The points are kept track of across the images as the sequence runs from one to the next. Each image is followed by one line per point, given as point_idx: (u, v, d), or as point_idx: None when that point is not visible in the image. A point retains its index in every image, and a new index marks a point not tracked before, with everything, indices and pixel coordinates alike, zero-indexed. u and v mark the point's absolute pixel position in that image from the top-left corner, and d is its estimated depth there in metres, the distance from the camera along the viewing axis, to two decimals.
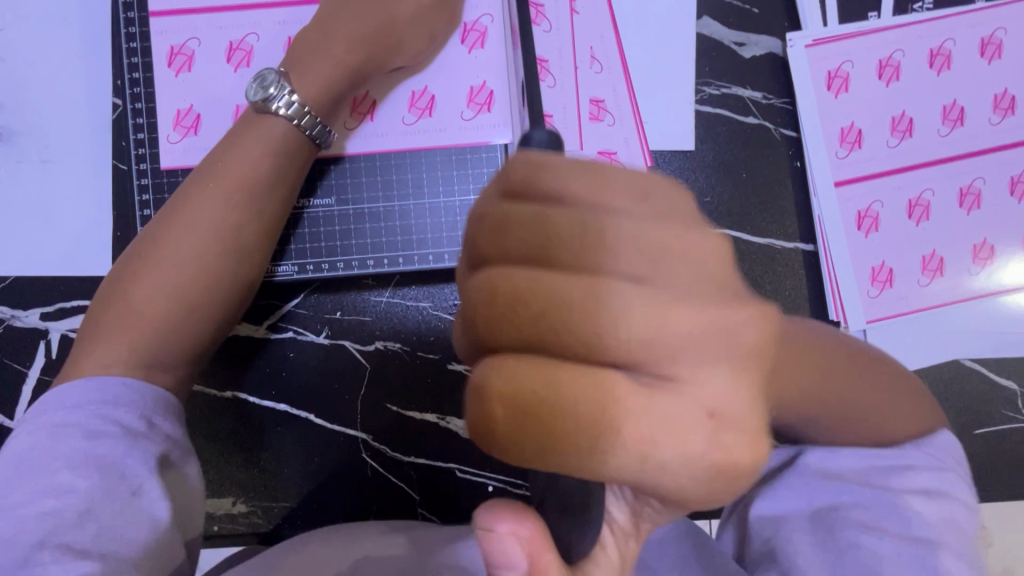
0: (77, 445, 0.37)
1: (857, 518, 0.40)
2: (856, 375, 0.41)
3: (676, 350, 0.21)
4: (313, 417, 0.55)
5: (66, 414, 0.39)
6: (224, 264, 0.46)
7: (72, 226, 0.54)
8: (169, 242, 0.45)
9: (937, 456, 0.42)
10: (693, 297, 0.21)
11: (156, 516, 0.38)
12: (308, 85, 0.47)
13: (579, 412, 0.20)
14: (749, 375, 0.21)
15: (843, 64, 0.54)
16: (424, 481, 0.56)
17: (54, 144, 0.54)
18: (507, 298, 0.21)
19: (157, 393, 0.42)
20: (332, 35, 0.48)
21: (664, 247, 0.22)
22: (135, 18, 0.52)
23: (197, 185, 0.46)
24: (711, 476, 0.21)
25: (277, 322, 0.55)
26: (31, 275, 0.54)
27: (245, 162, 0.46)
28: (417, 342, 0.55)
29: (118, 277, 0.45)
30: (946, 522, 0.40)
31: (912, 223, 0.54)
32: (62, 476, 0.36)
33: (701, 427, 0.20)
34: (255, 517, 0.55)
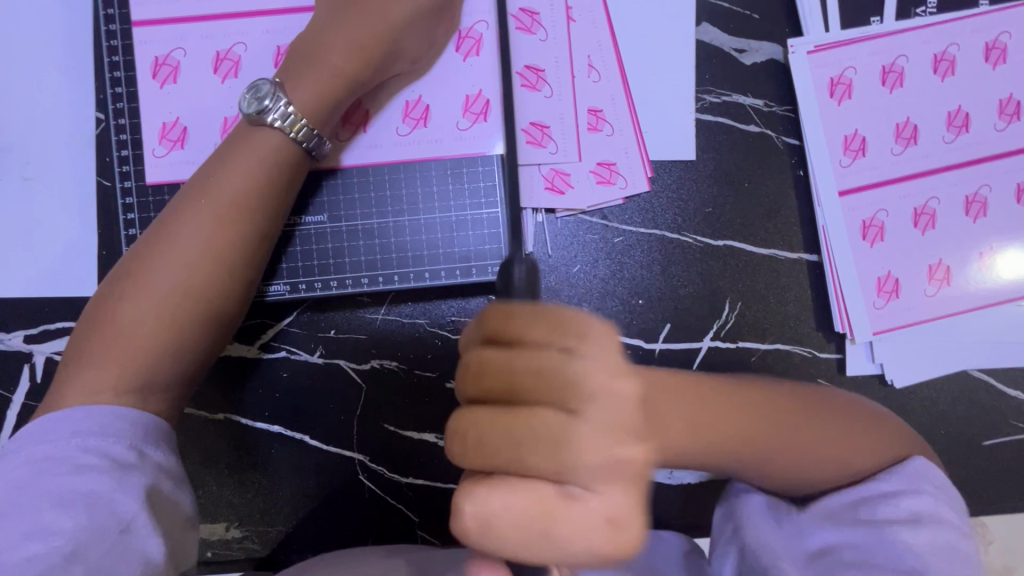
0: (65, 481, 0.35)
1: (854, 558, 0.38)
2: (805, 429, 0.39)
3: (590, 472, 0.28)
4: (309, 439, 0.54)
5: (52, 447, 0.37)
6: (216, 287, 0.44)
7: (54, 246, 0.52)
8: (159, 261, 0.43)
9: (914, 480, 0.40)
10: (603, 431, 0.28)
11: (148, 554, 0.37)
12: (303, 96, 0.45)
13: (518, 512, 0.28)
14: (634, 487, 0.29)
15: (845, 71, 0.53)
16: (424, 502, 0.54)
17: (33, 162, 0.52)
18: (474, 432, 0.30)
19: (148, 420, 0.41)
20: (330, 41, 0.46)
21: (590, 394, 0.29)
22: (117, 30, 0.50)
23: (189, 202, 0.45)
24: (605, 555, 0.28)
25: (270, 342, 0.53)
26: (13, 298, 0.52)
27: (239, 181, 0.44)
28: (415, 360, 0.54)
29: (107, 296, 0.43)
30: (939, 550, 0.37)
31: (917, 232, 0.53)
32: (49, 517, 0.35)
33: (598, 524, 0.28)
34: (249, 542, 0.54)
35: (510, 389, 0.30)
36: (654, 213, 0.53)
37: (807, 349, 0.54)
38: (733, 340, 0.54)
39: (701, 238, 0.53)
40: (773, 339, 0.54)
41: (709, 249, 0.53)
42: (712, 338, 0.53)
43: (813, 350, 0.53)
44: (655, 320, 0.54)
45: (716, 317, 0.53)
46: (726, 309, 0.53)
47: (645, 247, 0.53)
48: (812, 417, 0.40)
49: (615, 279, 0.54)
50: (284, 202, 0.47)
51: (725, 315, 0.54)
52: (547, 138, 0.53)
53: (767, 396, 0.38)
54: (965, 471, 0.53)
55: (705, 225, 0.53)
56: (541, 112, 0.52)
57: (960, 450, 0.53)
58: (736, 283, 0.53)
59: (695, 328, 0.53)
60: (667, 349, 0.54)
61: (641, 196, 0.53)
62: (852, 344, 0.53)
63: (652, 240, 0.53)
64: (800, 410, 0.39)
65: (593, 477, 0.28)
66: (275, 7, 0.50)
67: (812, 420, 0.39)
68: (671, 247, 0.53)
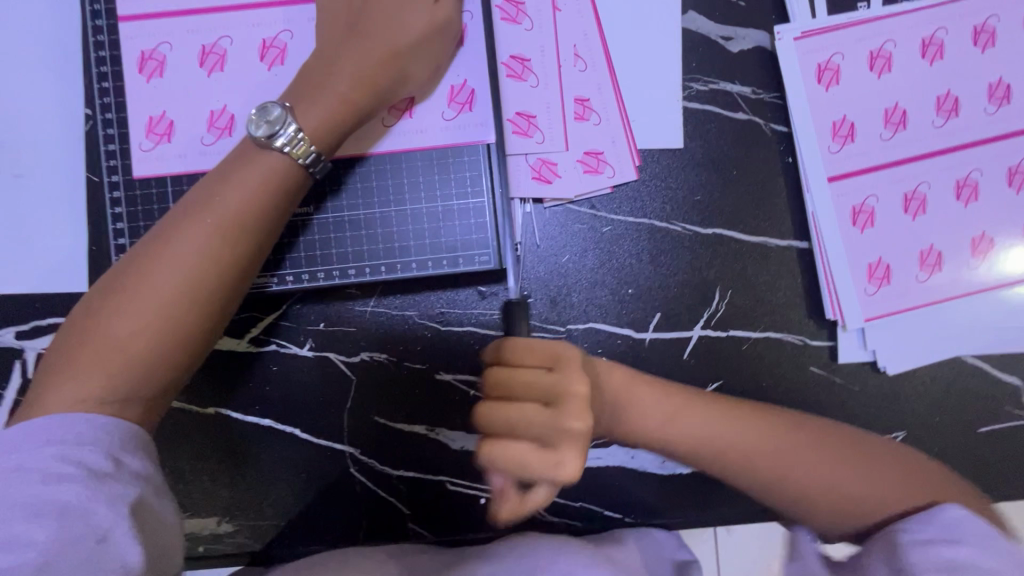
0: (37, 491, 0.35)
1: None
2: (777, 432, 0.43)
3: (548, 429, 0.36)
4: (299, 432, 0.54)
5: (25, 458, 0.36)
6: (210, 299, 0.43)
7: (44, 241, 0.53)
8: (154, 272, 0.42)
9: (949, 531, 0.36)
10: (564, 407, 0.36)
11: (127, 563, 0.35)
12: (311, 122, 0.45)
13: (500, 459, 0.36)
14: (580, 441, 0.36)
15: (833, 57, 0.53)
16: (415, 495, 0.54)
17: (23, 158, 0.53)
18: (478, 415, 0.38)
19: (126, 429, 0.40)
20: (337, 70, 0.46)
21: (564, 384, 0.37)
22: (103, 25, 0.50)
23: (188, 214, 0.44)
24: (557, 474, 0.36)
25: (259, 335, 0.53)
26: (3, 294, 0.52)
27: (243, 193, 0.44)
28: (404, 352, 0.54)
29: (96, 305, 0.42)
30: None
31: (908, 218, 0.53)
32: (23, 527, 0.34)
33: (551, 458, 0.36)
34: (241, 536, 0.54)
35: (507, 385, 0.38)
36: (643, 202, 0.53)
37: (799, 336, 0.53)
38: (723, 329, 0.53)
39: (689, 227, 0.53)
40: (764, 328, 0.53)
41: (699, 238, 0.53)
42: (703, 327, 0.53)
43: (805, 337, 0.53)
44: (645, 310, 0.53)
45: (706, 305, 0.53)
46: (716, 298, 0.53)
47: (633, 236, 0.53)
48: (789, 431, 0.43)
49: (604, 268, 0.53)
50: (282, 216, 0.46)
51: (715, 304, 0.53)
52: (533, 128, 0.53)
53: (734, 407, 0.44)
54: (960, 459, 0.53)
55: (694, 214, 0.53)
56: (527, 103, 0.52)
57: (955, 438, 0.53)
58: (726, 272, 0.53)
59: (685, 317, 0.53)
60: (656, 339, 0.53)
61: (630, 184, 0.53)
62: (844, 331, 0.53)
63: (641, 229, 0.53)
64: (789, 428, 0.43)
65: (557, 439, 0.36)
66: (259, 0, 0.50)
67: (787, 433, 0.43)
68: (660, 237, 0.53)
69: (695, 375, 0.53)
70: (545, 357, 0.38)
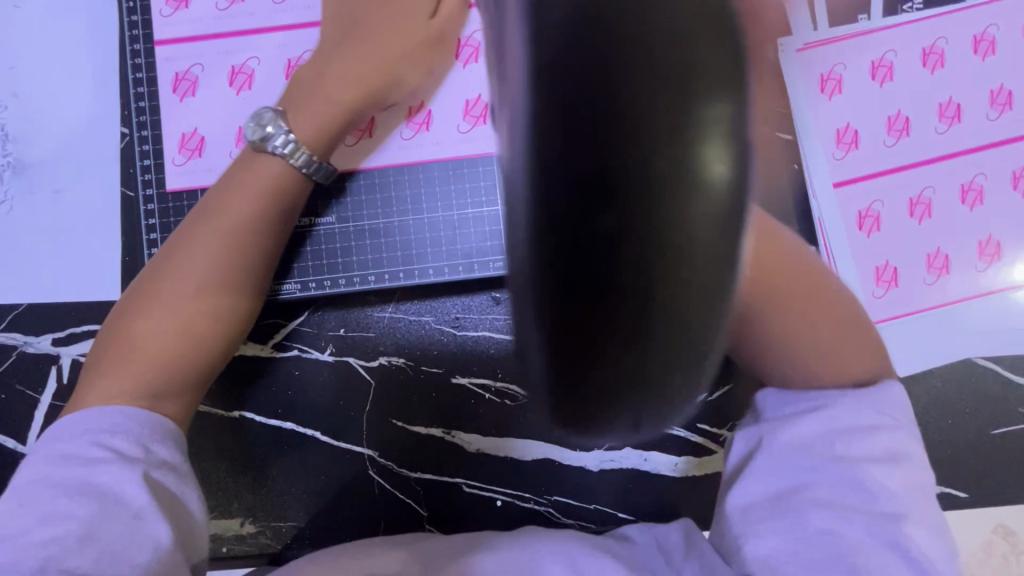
0: (77, 473, 0.37)
1: (822, 499, 0.39)
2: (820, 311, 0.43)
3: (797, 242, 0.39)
4: (319, 435, 0.55)
5: (69, 445, 0.38)
6: (223, 301, 0.45)
7: (80, 252, 0.55)
8: (173, 279, 0.44)
9: (893, 414, 0.42)
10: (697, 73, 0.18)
11: (158, 539, 0.36)
12: (303, 122, 0.48)
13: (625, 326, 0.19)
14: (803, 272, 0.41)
15: (835, 67, 0.54)
16: (432, 497, 0.56)
17: (64, 173, 0.56)
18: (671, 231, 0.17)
19: (157, 420, 0.41)
20: (328, 74, 0.49)
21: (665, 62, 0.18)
22: (140, 48, 0.54)
23: (198, 221, 0.46)
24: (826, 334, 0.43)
25: (282, 341, 0.55)
26: (42, 303, 0.55)
27: (249, 197, 0.46)
28: (421, 356, 0.55)
29: (124, 313, 0.45)
30: (901, 482, 0.40)
31: (914, 222, 0.54)
32: (64, 504, 0.36)
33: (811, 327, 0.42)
34: (263, 537, 0.55)
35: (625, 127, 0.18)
36: None
37: None
38: None
39: None
40: None
41: None
42: None
43: None
44: None
45: None
46: None
47: None
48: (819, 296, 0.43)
49: None
50: (283, 218, 0.48)
51: None
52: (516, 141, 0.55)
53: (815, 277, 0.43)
54: (970, 460, 0.54)
55: None
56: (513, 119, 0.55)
57: (967, 439, 0.53)
58: None
59: None
60: None
61: None
62: None
63: None
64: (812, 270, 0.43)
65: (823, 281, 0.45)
66: (284, 23, 0.53)
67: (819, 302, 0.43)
68: None
69: None
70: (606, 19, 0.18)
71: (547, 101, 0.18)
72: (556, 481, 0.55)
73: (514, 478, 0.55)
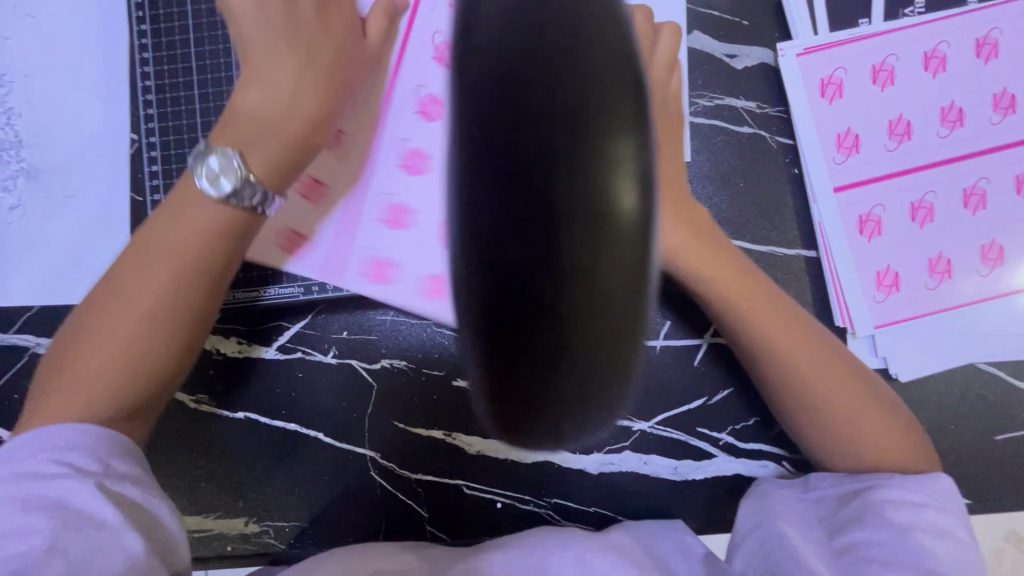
0: (36, 489, 0.36)
1: (875, 556, 0.40)
2: (855, 392, 0.46)
3: (792, 331, 0.46)
4: (323, 437, 0.56)
5: (22, 463, 0.36)
6: (157, 339, 0.42)
7: (90, 255, 0.57)
8: (114, 313, 0.42)
9: (936, 498, 0.42)
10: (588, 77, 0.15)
11: (129, 550, 0.36)
12: (258, 158, 0.45)
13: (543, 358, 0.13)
14: (822, 356, 0.46)
15: (836, 71, 0.54)
16: (433, 498, 0.56)
17: (74, 178, 0.57)
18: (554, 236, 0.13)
19: (112, 435, 0.40)
20: (275, 107, 0.46)
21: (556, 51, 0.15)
22: (149, 58, 0.56)
23: (143, 253, 0.43)
24: (870, 422, 0.46)
25: (285, 343, 0.56)
26: (53, 306, 0.57)
27: (192, 233, 0.43)
28: (423, 360, 0.56)
29: (72, 340, 0.43)
30: (954, 557, 0.40)
31: (915, 226, 0.54)
32: (21, 520, 0.35)
33: (843, 411, 0.46)
34: (267, 537, 0.56)
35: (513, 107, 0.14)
36: None
37: None
38: None
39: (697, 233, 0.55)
40: None
41: None
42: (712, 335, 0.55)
43: None
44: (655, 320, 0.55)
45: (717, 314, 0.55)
46: None
47: None
48: (851, 381, 0.46)
49: None
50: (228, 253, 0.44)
51: None
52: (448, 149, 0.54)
53: (847, 368, 0.47)
54: (975, 466, 0.53)
55: None
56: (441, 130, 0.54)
57: (971, 444, 0.53)
58: None
59: (696, 325, 0.55)
60: (667, 346, 0.55)
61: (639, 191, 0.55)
62: (854, 339, 0.54)
63: None
64: (828, 350, 0.47)
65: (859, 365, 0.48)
66: None
67: (851, 385, 0.46)
68: None
69: (706, 383, 0.55)
70: (545, 18, 0.15)
71: (471, 72, 0.15)
72: (556, 483, 0.56)
73: (514, 481, 0.56)
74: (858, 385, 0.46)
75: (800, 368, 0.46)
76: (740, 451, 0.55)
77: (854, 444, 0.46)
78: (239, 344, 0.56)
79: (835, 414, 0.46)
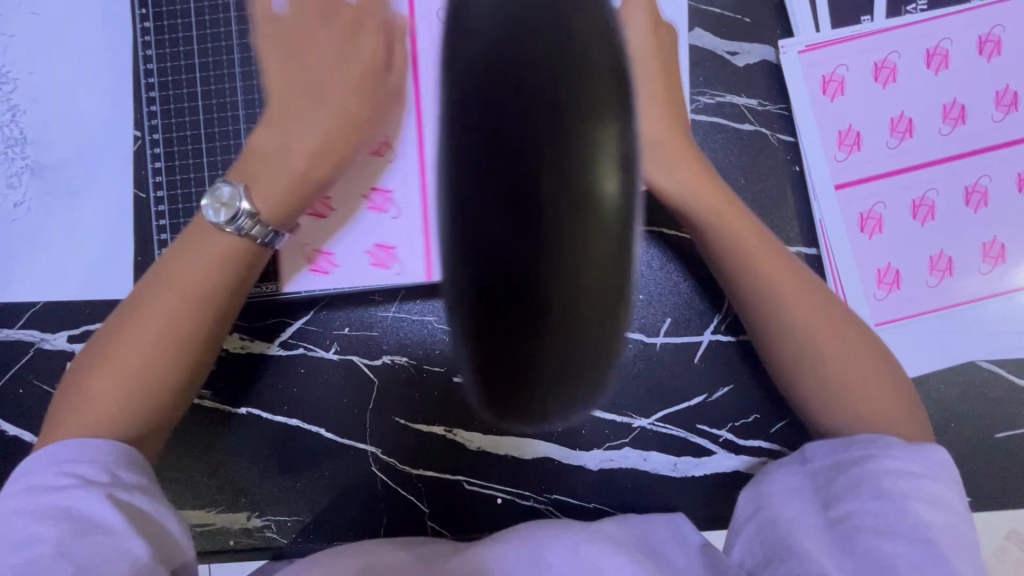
0: (48, 498, 0.37)
1: (869, 526, 0.38)
2: (847, 342, 0.45)
3: (784, 274, 0.46)
4: (325, 432, 0.56)
5: (34, 477, 0.38)
6: (163, 373, 0.42)
7: (94, 251, 0.57)
8: (121, 346, 0.42)
9: (937, 469, 0.39)
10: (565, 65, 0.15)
11: (134, 555, 0.36)
12: (265, 197, 0.45)
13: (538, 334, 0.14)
14: (811, 299, 0.46)
15: (837, 68, 0.54)
16: (434, 493, 0.57)
17: (79, 175, 0.58)
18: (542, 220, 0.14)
19: (122, 447, 0.40)
20: (290, 147, 0.46)
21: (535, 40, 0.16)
22: (152, 55, 0.56)
23: (151, 288, 0.43)
24: (861, 377, 0.44)
25: (288, 339, 0.56)
26: (57, 301, 0.57)
27: (201, 267, 0.43)
28: (424, 356, 0.56)
29: (80, 372, 0.43)
30: (953, 529, 0.37)
31: (916, 224, 0.54)
32: (31, 527, 0.36)
33: (833, 363, 0.45)
34: (269, 531, 0.56)
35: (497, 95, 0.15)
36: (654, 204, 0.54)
37: None
38: (734, 334, 0.55)
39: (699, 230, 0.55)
40: None
41: None
42: (713, 332, 0.55)
43: None
44: (655, 317, 0.55)
45: (717, 311, 0.55)
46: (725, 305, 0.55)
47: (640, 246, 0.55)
48: (843, 331, 0.45)
49: None
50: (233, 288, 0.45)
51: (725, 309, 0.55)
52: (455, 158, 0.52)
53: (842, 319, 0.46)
54: (975, 464, 0.53)
55: None
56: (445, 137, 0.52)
57: (971, 441, 0.53)
58: None
59: (695, 323, 0.55)
60: (667, 344, 0.55)
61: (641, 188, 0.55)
62: None
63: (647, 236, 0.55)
64: (823, 301, 0.46)
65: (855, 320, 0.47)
66: None
67: (844, 334, 0.45)
68: (668, 241, 0.55)
69: (706, 380, 0.55)
70: (522, 5, 0.16)
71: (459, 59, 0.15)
72: (557, 479, 0.56)
73: (515, 477, 0.56)
74: (851, 335, 0.45)
75: (794, 311, 0.45)
76: (740, 448, 0.55)
77: (846, 401, 0.44)
78: (241, 340, 0.56)
79: (825, 362, 0.45)
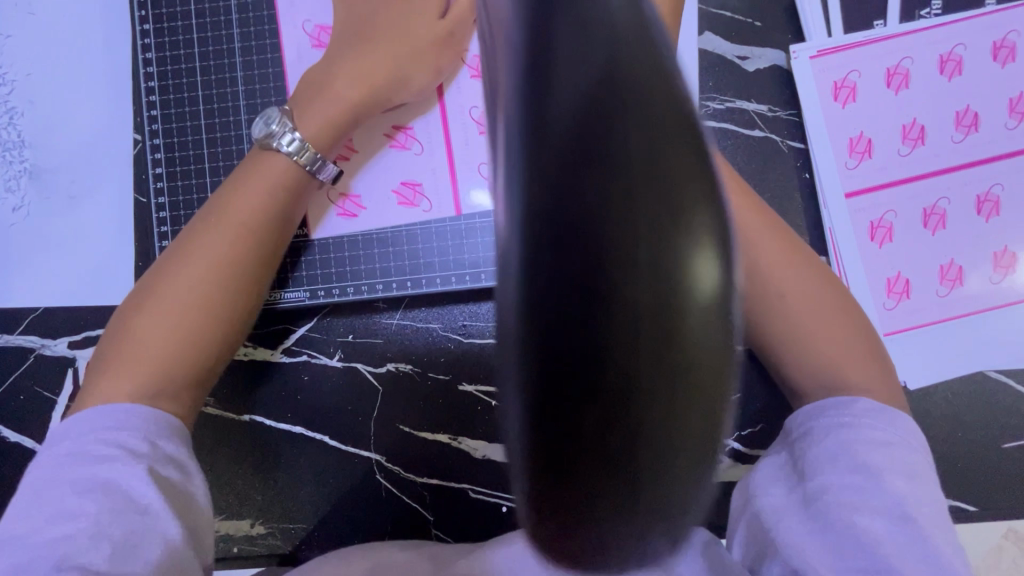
0: (87, 470, 0.36)
1: (843, 501, 0.36)
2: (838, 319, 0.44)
3: (784, 247, 0.45)
4: (328, 440, 0.56)
5: (76, 442, 0.37)
6: (209, 315, 0.43)
7: (95, 255, 0.56)
8: (167, 286, 0.42)
9: (906, 437, 0.39)
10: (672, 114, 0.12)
11: (167, 534, 0.36)
12: (310, 122, 0.47)
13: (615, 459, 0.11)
14: (810, 273, 0.45)
15: (849, 74, 0.53)
16: (439, 501, 0.56)
17: (78, 178, 0.57)
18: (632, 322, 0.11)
19: (162, 416, 0.40)
20: (334, 75, 0.48)
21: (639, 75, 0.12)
22: (152, 59, 0.56)
23: (197, 229, 0.44)
24: (850, 353, 0.43)
25: (291, 347, 0.56)
26: (57, 306, 0.56)
27: (250, 203, 0.45)
28: (429, 363, 0.56)
29: (128, 309, 0.43)
30: (925, 501, 0.36)
31: (928, 232, 0.53)
32: (71, 501, 0.35)
33: (826, 338, 0.44)
34: (273, 538, 0.56)
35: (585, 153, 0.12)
36: None
37: None
38: None
39: None
40: None
41: None
42: None
43: None
44: None
45: None
46: None
47: None
48: (838, 310, 0.45)
49: None
50: (279, 219, 0.46)
51: None
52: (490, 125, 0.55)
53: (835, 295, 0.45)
54: (983, 473, 0.53)
55: None
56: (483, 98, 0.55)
57: (980, 451, 0.53)
58: None
59: None
60: None
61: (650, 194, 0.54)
62: None
63: None
64: (820, 281, 0.45)
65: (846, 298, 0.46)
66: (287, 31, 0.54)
67: (838, 312, 0.45)
68: None
69: None
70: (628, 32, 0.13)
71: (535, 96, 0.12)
72: None
73: None
74: (842, 316, 0.45)
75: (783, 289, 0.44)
76: (748, 458, 0.55)
77: (837, 371, 0.43)
78: (245, 347, 0.56)
79: (810, 333, 0.44)
